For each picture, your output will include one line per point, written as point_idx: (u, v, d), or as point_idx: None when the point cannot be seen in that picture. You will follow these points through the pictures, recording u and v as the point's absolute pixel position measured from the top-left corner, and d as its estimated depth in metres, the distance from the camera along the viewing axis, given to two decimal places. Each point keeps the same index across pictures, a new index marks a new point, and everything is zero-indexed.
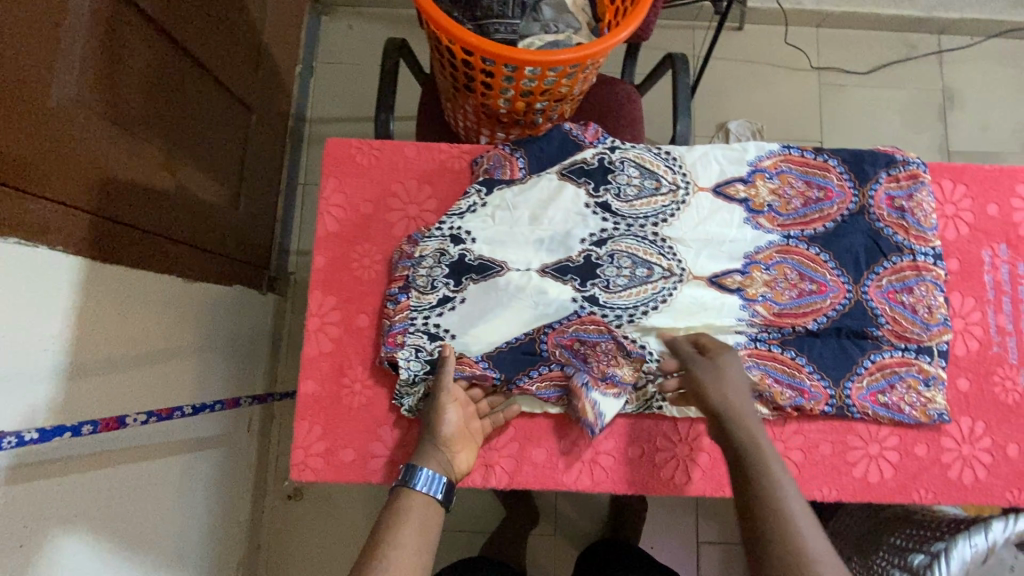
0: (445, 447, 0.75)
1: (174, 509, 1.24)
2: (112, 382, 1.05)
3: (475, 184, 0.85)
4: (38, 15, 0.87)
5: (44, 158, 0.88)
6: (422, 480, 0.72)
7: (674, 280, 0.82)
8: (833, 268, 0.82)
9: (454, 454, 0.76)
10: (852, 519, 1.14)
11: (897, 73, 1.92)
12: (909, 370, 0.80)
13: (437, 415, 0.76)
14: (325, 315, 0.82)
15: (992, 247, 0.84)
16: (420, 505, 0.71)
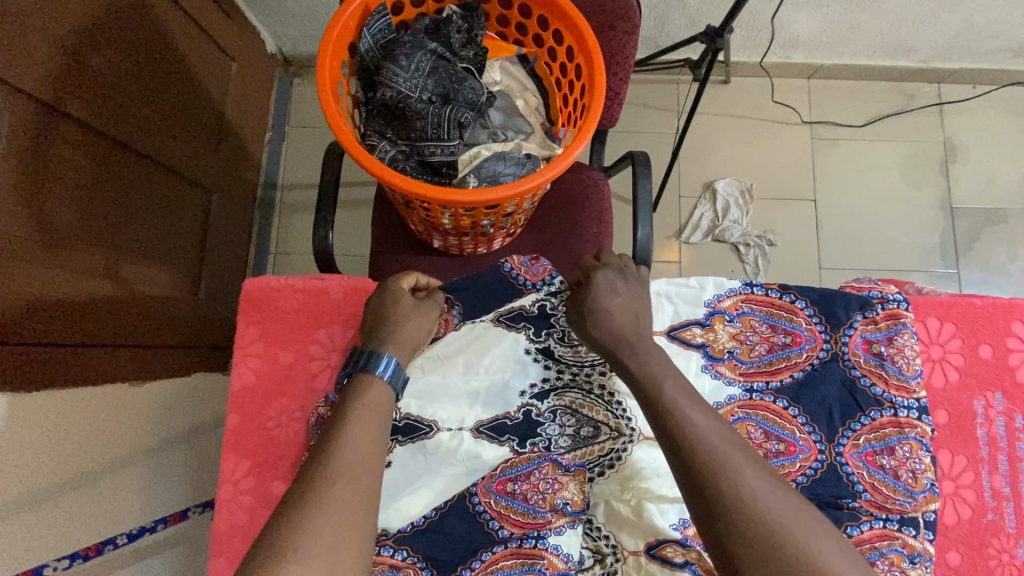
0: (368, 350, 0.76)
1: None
2: (48, 515, 0.97)
3: None
4: None
5: None
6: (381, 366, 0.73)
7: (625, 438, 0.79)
8: (803, 424, 0.73)
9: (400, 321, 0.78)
10: None
11: (895, 125, 1.81)
12: (892, 545, 0.70)
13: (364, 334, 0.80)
14: (239, 483, 0.75)
15: (987, 396, 0.75)
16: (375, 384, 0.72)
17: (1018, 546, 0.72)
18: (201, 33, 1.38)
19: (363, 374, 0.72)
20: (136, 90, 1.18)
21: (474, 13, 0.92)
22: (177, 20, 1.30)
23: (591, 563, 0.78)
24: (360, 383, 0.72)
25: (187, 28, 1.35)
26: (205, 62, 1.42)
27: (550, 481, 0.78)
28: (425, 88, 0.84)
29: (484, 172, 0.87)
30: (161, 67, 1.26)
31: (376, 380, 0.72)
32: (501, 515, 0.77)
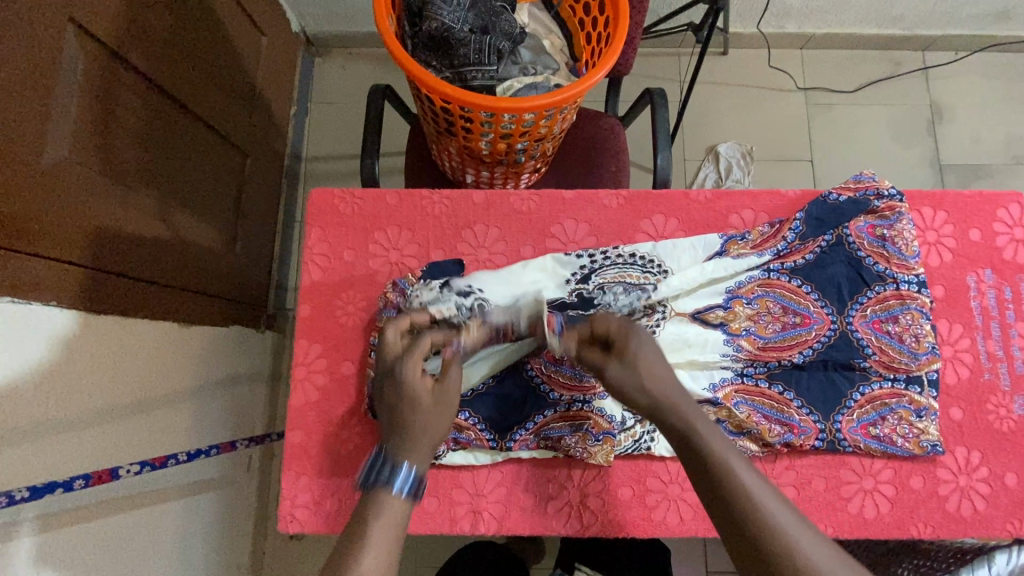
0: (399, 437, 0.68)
1: (176, 555, 1.23)
2: (106, 432, 1.04)
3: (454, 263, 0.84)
4: (36, 82, 0.90)
5: (37, 216, 0.91)
6: (399, 482, 0.65)
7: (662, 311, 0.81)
8: (815, 299, 0.82)
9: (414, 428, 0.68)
10: None
11: (883, 90, 1.93)
12: (900, 402, 0.79)
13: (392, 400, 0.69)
14: (311, 364, 0.82)
15: (977, 273, 0.84)
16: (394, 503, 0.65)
17: (1013, 402, 0.81)
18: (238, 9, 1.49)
19: (383, 493, 0.65)
20: (185, 50, 1.28)
21: None
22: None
23: (633, 424, 0.85)
24: (379, 500, 0.65)
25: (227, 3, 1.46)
26: (241, 34, 1.52)
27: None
28: (465, 20, 0.94)
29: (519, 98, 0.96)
30: (205, 33, 1.36)
31: (395, 500, 0.65)
32: (551, 382, 0.86)
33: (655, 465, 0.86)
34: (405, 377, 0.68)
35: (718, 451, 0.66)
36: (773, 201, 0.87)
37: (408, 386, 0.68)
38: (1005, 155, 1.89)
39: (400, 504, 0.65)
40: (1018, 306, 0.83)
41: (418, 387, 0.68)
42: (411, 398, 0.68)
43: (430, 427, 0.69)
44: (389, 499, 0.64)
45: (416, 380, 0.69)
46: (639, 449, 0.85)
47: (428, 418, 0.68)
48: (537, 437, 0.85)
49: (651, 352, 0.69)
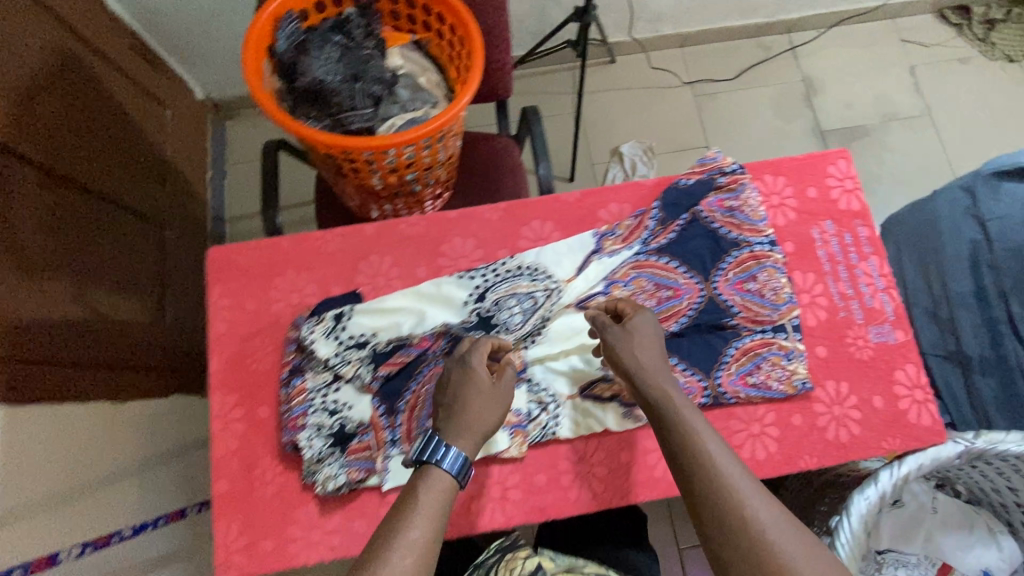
0: (457, 411, 0.75)
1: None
2: (43, 521, 1.04)
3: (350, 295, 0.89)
4: None
5: None
6: (448, 459, 0.71)
7: (556, 294, 0.89)
8: (683, 271, 0.91)
9: (472, 408, 0.75)
10: (790, 493, 1.20)
11: (760, 73, 2.11)
12: (771, 349, 0.89)
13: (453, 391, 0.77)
14: (228, 413, 0.85)
15: (820, 225, 0.94)
16: (436, 485, 0.69)
17: (869, 332, 0.91)
18: (138, 91, 1.55)
19: (431, 466, 0.71)
20: (88, 136, 1.33)
21: (370, 9, 1.10)
22: (114, 80, 1.47)
23: (539, 414, 0.85)
24: (426, 474, 0.70)
25: (125, 88, 1.52)
26: (143, 113, 1.57)
27: (506, 321, 0.87)
28: (336, 71, 1.01)
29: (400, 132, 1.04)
30: (104, 116, 1.40)
31: (443, 475, 0.70)
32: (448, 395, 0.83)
33: (563, 448, 0.85)
34: (467, 361, 0.78)
35: (687, 421, 0.74)
36: (635, 190, 0.96)
37: (465, 366, 0.78)
38: (877, 114, 2.07)
39: (443, 482, 0.70)
40: (858, 248, 0.93)
41: (476, 365, 0.77)
42: (465, 375, 0.78)
43: (474, 409, 0.75)
44: (434, 471, 0.70)
45: (474, 365, 0.78)
46: (546, 436, 0.85)
47: (470, 395, 0.76)
48: None
49: (643, 336, 0.81)
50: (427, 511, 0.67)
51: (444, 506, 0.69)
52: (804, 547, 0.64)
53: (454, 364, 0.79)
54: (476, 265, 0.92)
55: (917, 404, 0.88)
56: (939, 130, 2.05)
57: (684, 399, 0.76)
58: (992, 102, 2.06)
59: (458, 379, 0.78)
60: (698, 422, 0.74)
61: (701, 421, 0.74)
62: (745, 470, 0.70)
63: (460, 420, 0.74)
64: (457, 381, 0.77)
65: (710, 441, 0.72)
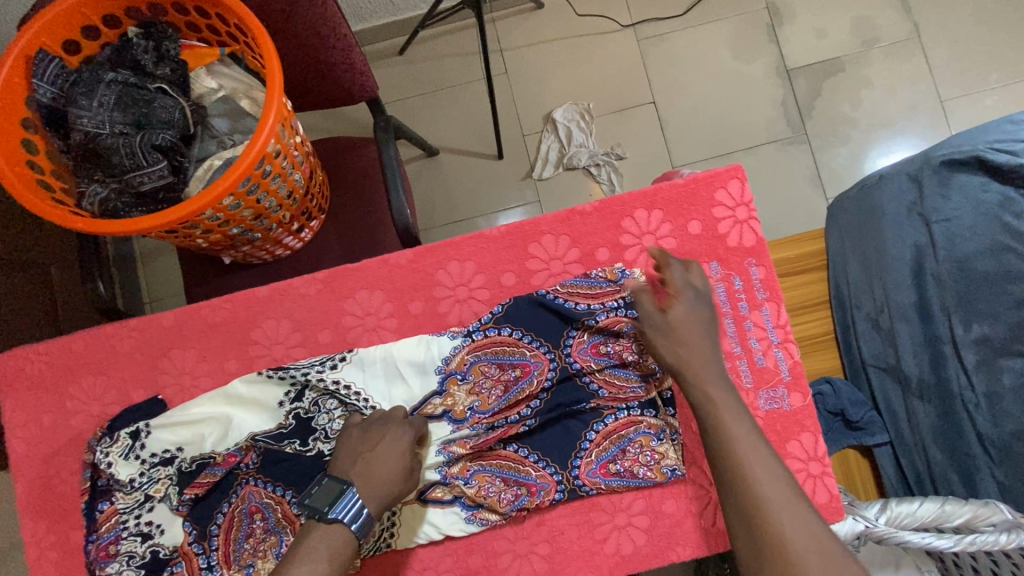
0: (370, 462, 0.67)
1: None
2: None
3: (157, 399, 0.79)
4: None
5: None
6: (350, 516, 0.63)
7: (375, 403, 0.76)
8: (535, 346, 0.75)
9: (385, 466, 0.68)
10: None
11: (716, 3, 1.78)
12: (639, 429, 0.75)
13: (374, 441, 0.69)
14: (41, 541, 0.78)
15: (703, 269, 0.78)
16: (331, 538, 0.62)
17: (758, 398, 0.76)
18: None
19: (336, 523, 0.62)
20: None
21: (157, 26, 0.89)
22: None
23: None
24: (329, 529, 0.62)
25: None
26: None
27: (327, 424, 0.76)
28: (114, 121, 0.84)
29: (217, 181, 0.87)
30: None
31: (343, 534, 0.62)
32: (259, 513, 0.74)
33: (405, 556, 0.77)
34: (399, 421, 0.72)
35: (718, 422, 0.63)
36: (477, 245, 0.79)
37: (400, 436, 0.70)
38: (855, 41, 1.75)
39: (339, 541, 0.62)
40: (749, 295, 0.77)
41: (409, 429, 0.71)
42: (396, 442, 0.69)
43: (389, 473, 0.67)
44: (337, 528, 0.62)
45: (405, 429, 0.71)
46: (381, 548, 0.75)
47: (392, 468, 0.68)
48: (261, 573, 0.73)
49: (693, 342, 0.67)
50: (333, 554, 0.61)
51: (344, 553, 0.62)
52: (825, 563, 0.54)
53: (389, 430, 0.70)
54: (294, 353, 0.80)
55: (812, 479, 0.76)
56: (929, 55, 1.73)
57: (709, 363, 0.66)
58: (994, 12, 1.72)
59: (386, 448, 0.69)
60: (719, 392, 0.65)
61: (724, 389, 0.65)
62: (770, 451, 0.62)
63: (373, 478, 0.66)
64: (387, 450, 0.68)
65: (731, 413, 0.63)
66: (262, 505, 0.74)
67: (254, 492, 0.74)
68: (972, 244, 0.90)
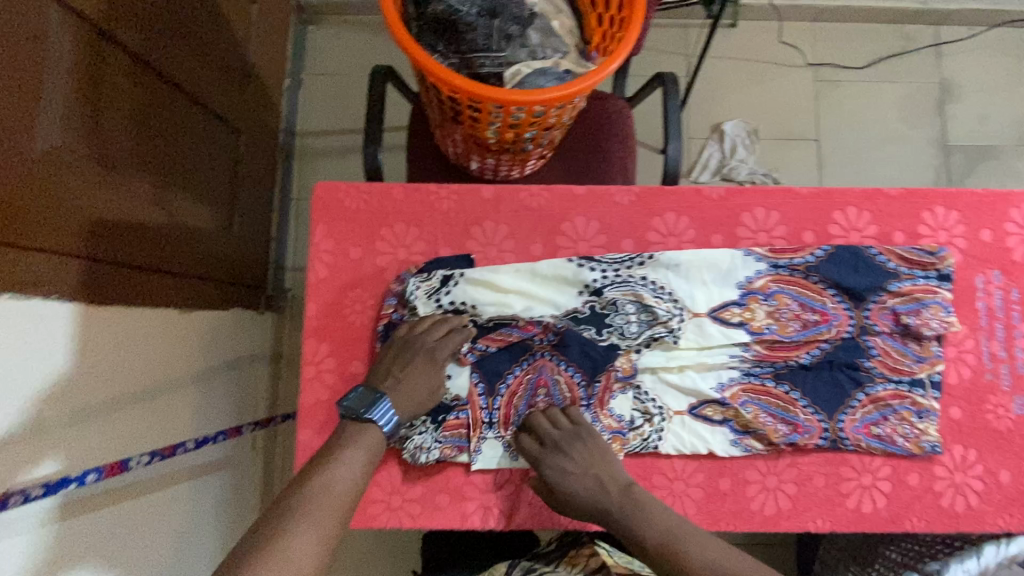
0: (403, 374, 0.75)
1: (201, 543, 1.17)
2: (117, 422, 0.99)
3: (465, 257, 0.83)
4: (17, 47, 0.78)
5: (31, 194, 0.82)
6: (380, 414, 0.72)
7: (678, 316, 0.81)
8: (834, 295, 0.82)
9: (407, 378, 0.75)
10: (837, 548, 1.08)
11: (894, 66, 1.88)
12: (903, 402, 0.81)
13: (408, 355, 0.76)
14: (321, 363, 0.81)
15: (986, 273, 0.84)
16: (368, 433, 0.71)
17: (1012, 401, 0.82)
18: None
19: (365, 421, 0.72)
20: (184, 27, 1.18)
21: None
22: None
23: (642, 423, 0.80)
24: (360, 428, 0.71)
25: None
26: (265, 60, 1.58)
27: (620, 319, 0.80)
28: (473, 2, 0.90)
29: (526, 86, 0.90)
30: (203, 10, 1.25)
31: (375, 429, 0.72)
32: (547, 390, 0.80)
33: (659, 462, 0.81)
34: (418, 339, 0.77)
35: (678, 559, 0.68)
36: (787, 199, 0.85)
37: (429, 355, 0.76)
38: (1013, 135, 1.86)
39: (373, 439, 0.71)
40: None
41: (429, 344, 0.76)
42: (426, 361, 0.75)
43: (415, 388, 0.75)
44: (371, 428, 0.71)
45: (429, 345, 0.76)
46: (647, 448, 0.80)
47: (423, 384, 0.76)
48: None
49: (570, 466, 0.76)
50: (326, 514, 0.62)
51: (367, 466, 0.69)
52: None
53: (420, 346, 0.76)
54: (596, 252, 0.85)
55: None
56: None
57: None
58: None
59: (419, 365, 0.76)
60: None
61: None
62: None
63: (397, 390, 0.74)
64: (421, 365, 0.75)
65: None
66: (550, 386, 0.80)
67: (551, 371, 0.80)
68: None
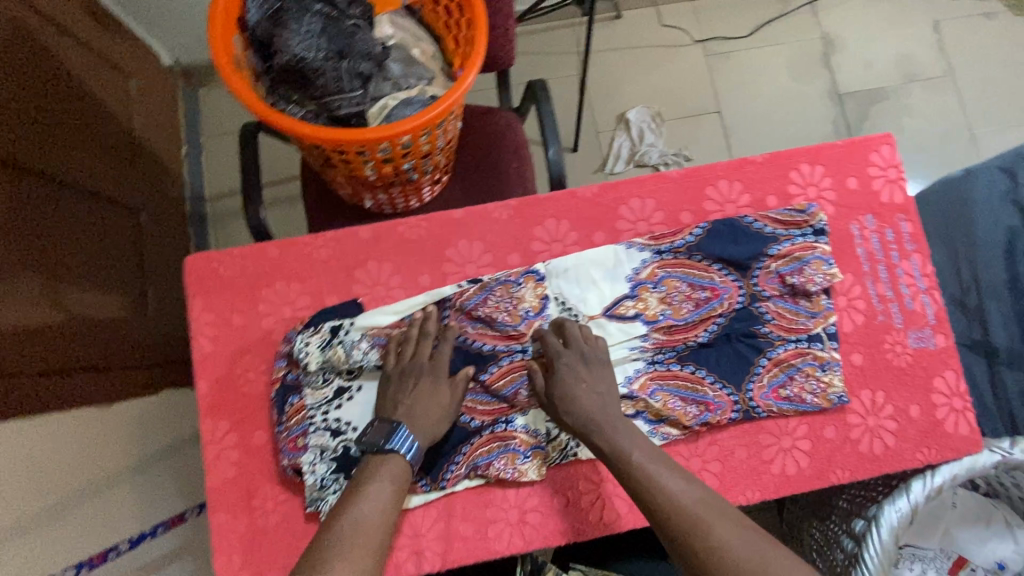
0: (411, 396, 0.75)
1: None
2: (63, 533, 0.91)
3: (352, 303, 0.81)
4: None
5: None
6: (399, 442, 0.71)
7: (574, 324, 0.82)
8: (720, 269, 0.83)
9: (415, 399, 0.75)
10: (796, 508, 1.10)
11: (776, 30, 1.95)
12: (805, 360, 0.82)
13: (414, 378, 0.76)
14: (221, 441, 0.79)
15: (860, 220, 0.87)
16: (387, 464, 0.71)
17: (908, 337, 0.85)
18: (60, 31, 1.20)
19: (387, 453, 0.71)
20: (41, 115, 1.11)
21: None
22: (45, 28, 1.16)
23: (559, 433, 0.80)
24: (381, 461, 0.71)
25: (56, 36, 1.20)
26: (149, 134, 1.51)
27: (508, 300, 0.80)
28: (320, 46, 0.88)
29: (393, 118, 0.91)
30: (63, 92, 1.19)
31: (394, 459, 0.71)
32: (469, 410, 0.79)
33: (584, 467, 0.80)
34: (415, 357, 0.77)
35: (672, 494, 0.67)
36: (660, 184, 0.87)
37: (435, 373, 0.77)
38: (899, 75, 1.94)
39: (398, 468, 0.71)
40: (900, 246, 0.86)
41: (439, 355, 0.77)
42: (433, 379, 0.76)
43: (429, 410, 0.75)
44: (393, 460, 0.71)
45: (436, 356, 0.77)
46: (567, 456, 0.79)
47: (433, 401, 0.76)
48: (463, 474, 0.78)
49: (583, 391, 0.75)
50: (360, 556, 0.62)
51: (396, 495, 0.69)
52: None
53: (423, 367, 0.77)
54: (484, 272, 0.84)
55: (955, 413, 0.83)
56: (961, 90, 1.92)
57: (711, 511, 0.65)
58: (1018, 59, 1.93)
59: (423, 386, 0.76)
60: (743, 538, 0.62)
61: (762, 550, 0.60)
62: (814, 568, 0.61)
63: (411, 416, 0.74)
64: (426, 383, 0.76)
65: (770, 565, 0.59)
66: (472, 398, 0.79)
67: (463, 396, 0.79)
68: None
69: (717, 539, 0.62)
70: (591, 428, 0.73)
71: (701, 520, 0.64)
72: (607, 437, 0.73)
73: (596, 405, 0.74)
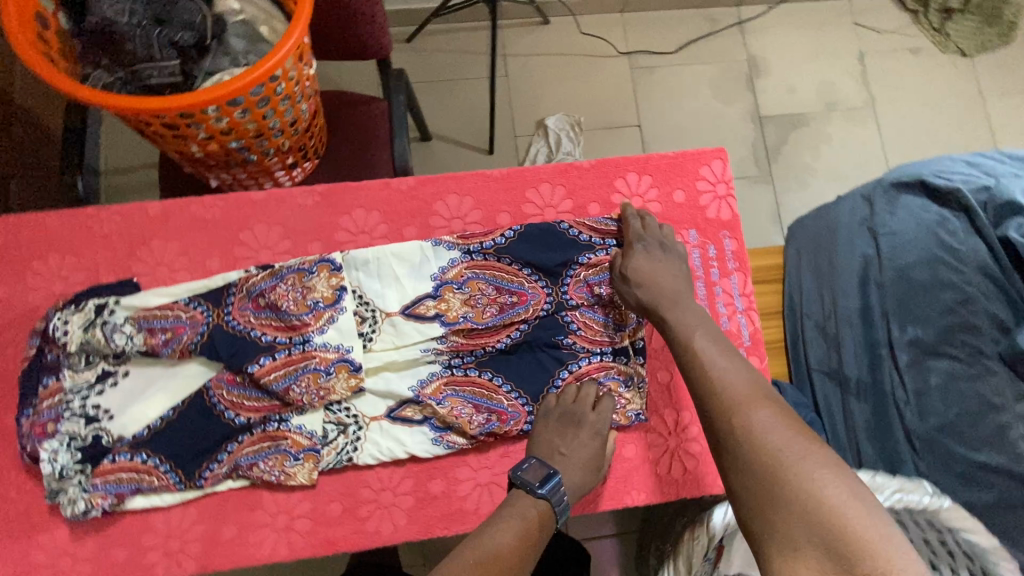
0: (556, 453, 0.74)
1: None
2: None
3: (130, 283, 0.76)
4: None
5: None
6: (547, 488, 0.71)
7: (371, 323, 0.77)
8: (530, 274, 0.79)
9: (564, 454, 0.74)
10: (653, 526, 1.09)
11: (701, 49, 1.90)
12: (609, 374, 0.79)
13: (559, 434, 0.75)
14: None
15: (682, 234, 0.84)
16: (531, 505, 0.69)
17: None
18: None
19: (528, 493, 0.70)
20: None
21: None
22: None
23: (336, 436, 0.75)
24: (530, 504, 0.69)
25: None
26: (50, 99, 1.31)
27: (298, 289, 0.75)
28: (135, 12, 0.84)
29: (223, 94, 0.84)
30: None
31: (538, 501, 0.70)
32: (235, 406, 0.73)
33: (365, 474, 0.75)
34: (579, 410, 0.76)
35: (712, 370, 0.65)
36: (479, 182, 0.84)
37: (596, 428, 0.76)
38: (820, 102, 1.88)
39: (534, 509, 0.69)
40: (721, 264, 0.84)
41: (579, 409, 0.76)
42: (592, 434, 0.75)
43: (569, 468, 0.74)
44: (541, 506, 0.70)
45: (584, 412, 0.76)
46: (342, 460, 0.74)
47: (582, 460, 0.75)
48: (226, 473, 0.72)
49: (661, 270, 0.77)
50: None
51: (527, 534, 0.65)
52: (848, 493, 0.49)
53: (588, 420, 0.76)
54: (280, 259, 0.80)
55: None
56: (881, 124, 1.86)
57: (755, 395, 0.61)
58: (932, 99, 1.87)
59: (584, 439, 0.75)
60: (768, 415, 0.57)
61: (800, 441, 0.55)
62: (848, 479, 0.51)
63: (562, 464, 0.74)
64: (583, 436, 0.75)
65: (797, 450, 0.54)
66: (241, 392, 0.73)
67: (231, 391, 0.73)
68: (912, 255, 1.02)
69: (750, 418, 0.58)
70: (653, 300, 0.76)
71: (742, 404, 0.60)
72: (662, 312, 0.75)
73: (664, 280, 0.77)
